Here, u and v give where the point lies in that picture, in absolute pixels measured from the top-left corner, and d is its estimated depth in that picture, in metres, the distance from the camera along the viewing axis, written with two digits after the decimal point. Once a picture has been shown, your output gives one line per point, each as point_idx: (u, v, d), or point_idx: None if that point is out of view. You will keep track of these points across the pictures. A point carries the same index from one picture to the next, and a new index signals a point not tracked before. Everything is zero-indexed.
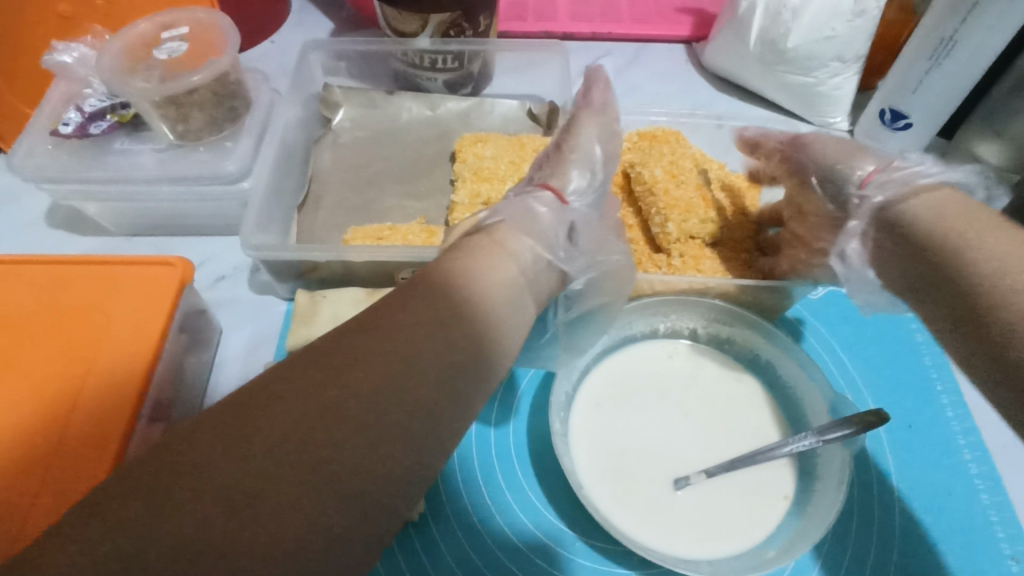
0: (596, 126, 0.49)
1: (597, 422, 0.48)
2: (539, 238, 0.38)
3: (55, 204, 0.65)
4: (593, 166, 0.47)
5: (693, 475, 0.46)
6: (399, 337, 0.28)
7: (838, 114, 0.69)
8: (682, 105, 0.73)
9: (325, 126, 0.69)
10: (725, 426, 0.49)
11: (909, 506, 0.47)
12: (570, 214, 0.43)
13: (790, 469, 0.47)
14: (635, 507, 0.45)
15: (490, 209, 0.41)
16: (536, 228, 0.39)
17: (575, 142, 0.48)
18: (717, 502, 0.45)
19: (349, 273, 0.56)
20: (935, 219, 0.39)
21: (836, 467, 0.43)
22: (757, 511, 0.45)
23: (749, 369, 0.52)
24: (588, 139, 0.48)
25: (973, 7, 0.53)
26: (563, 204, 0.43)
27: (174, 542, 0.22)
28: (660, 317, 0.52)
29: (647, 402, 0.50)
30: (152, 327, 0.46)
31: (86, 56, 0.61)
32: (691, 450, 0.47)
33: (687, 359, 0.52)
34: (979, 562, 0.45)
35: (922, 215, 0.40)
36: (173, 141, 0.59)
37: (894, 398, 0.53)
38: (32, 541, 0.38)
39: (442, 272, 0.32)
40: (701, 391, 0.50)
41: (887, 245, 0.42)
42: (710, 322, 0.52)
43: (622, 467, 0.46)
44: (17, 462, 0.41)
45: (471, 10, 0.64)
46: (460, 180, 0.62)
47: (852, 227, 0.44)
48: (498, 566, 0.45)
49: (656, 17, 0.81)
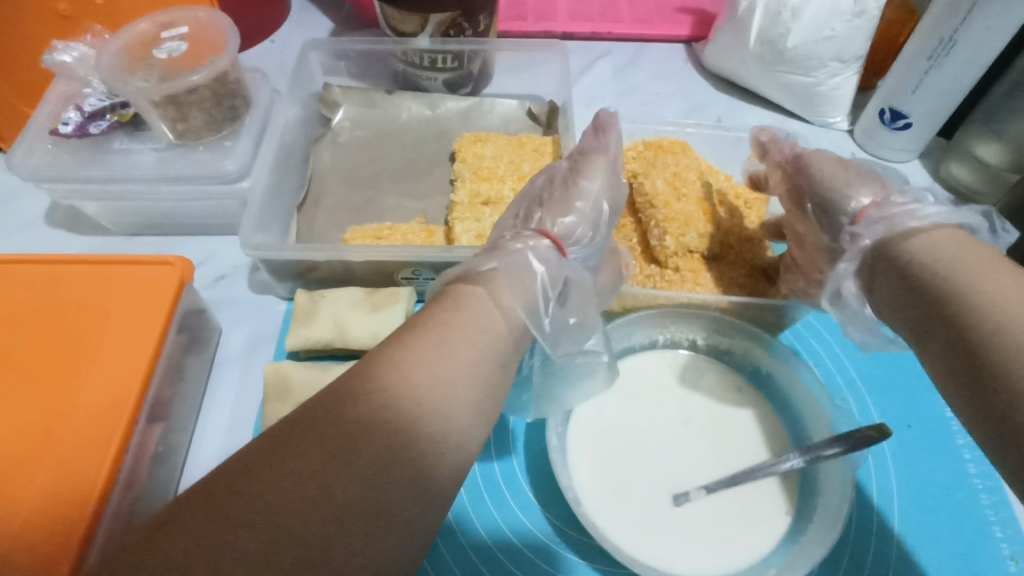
0: (606, 171, 0.48)
1: (595, 436, 0.48)
2: (530, 289, 0.38)
3: (55, 204, 0.65)
4: (597, 219, 0.46)
5: (693, 491, 0.46)
6: (393, 378, 0.30)
7: (837, 114, 0.69)
8: (682, 105, 0.73)
9: (324, 126, 0.69)
10: (725, 441, 0.49)
11: (908, 506, 0.48)
12: (568, 267, 0.42)
13: (791, 486, 0.46)
14: (634, 523, 0.44)
15: (487, 254, 0.40)
16: (530, 278, 0.39)
17: (581, 187, 0.47)
18: (717, 518, 0.45)
19: (349, 273, 0.56)
20: (939, 262, 0.37)
21: (838, 480, 0.43)
22: (756, 526, 0.45)
23: (749, 380, 0.52)
24: (597, 188, 0.47)
25: (973, 6, 0.53)
26: (561, 256, 0.42)
27: (181, 569, 0.23)
28: (660, 329, 0.52)
29: (644, 418, 0.49)
30: (152, 326, 0.46)
31: (86, 55, 0.61)
32: (690, 465, 0.47)
33: (686, 372, 0.52)
34: (978, 560, 0.45)
35: (931, 254, 0.37)
36: (173, 141, 0.59)
37: (895, 398, 0.53)
38: (31, 540, 0.38)
39: (426, 333, 0.32)
40: (699, 408, 0.50)
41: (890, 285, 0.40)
42: (710, 333, 0.52)
43: (621, 481, 0.46)
44: (17, 460, 0.41)
45: (470, 10, 0.64)
46: (459, 180, 0.62)
47: (841, 270, 0.42)
48: (497, 566, 0.45)
49: (655, 17, 0.81)
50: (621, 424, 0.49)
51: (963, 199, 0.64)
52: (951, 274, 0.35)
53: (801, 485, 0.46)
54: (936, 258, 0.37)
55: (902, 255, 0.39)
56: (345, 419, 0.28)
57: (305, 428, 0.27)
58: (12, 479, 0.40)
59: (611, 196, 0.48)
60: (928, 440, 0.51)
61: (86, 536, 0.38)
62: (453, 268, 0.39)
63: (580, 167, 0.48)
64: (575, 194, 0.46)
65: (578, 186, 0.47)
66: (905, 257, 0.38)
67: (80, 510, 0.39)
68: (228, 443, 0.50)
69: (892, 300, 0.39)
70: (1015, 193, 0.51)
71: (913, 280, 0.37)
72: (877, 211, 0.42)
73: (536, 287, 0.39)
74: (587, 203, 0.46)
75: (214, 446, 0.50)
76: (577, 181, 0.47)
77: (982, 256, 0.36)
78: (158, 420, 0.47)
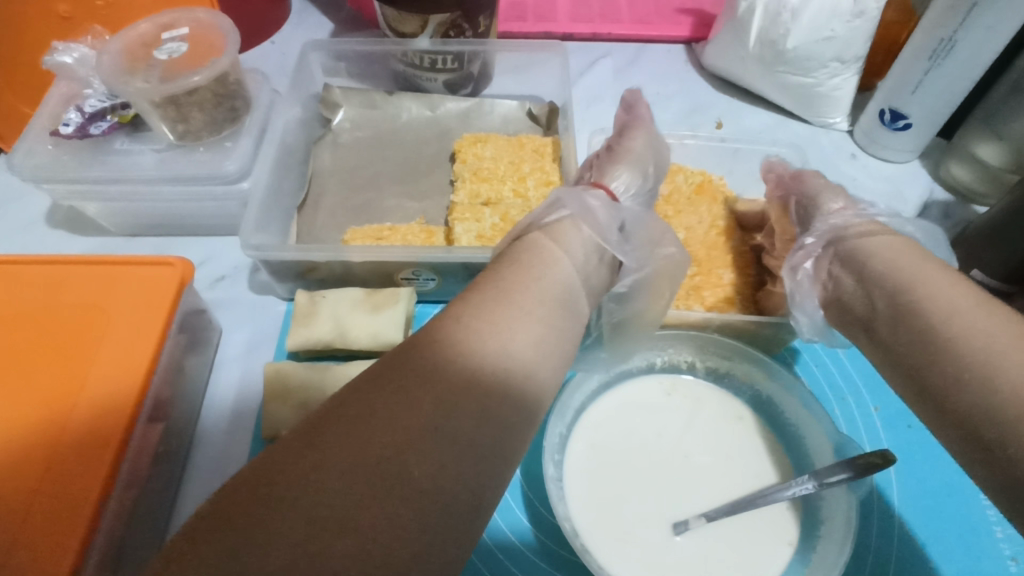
0: (645, 137, 0.52)
1: (592, 462, 0.48)
2: (591, 230, 0.42)
3: (56, 205, 0.65)
4: (644, 169, 0.50)
5: (693, 518, 0.45)
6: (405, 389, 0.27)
7: (838, 114, 0.69)
8: (682, 106, 0.74)
9: (325, 126, 0.70)
10: (725, 462, 0.48)
11: (908, 512, 0.47)
12: (623, 212, 0.46)
13: (793, 512, 0.46)
14: (634, 558, 0.44)
15: (549, 201, 0.43)
16: (590, 221, 0.42)
17: (628, 145, 0.51)
18: (717, 547, 0.45)
19: (349, 273, 0.57)
20: (890, 262, 0.41)
21: (841, 512, 0.43)
22: (757, 556, 0.45)
23: (750, 405, 0.51)
24: (640, 146, 0.51)
25: (972, 7, 0.53)
26: (615, 203, 0.46)
27: None
28: (659, 350, 0.52)
29: (641, 445, 0.49)
30: (151, 329, 0.46)
31: (86, 56, 0.61)
32: (691, 491, 0.47)
33: (685, 395, 0.51)
34: (978, 562, 0.45)
35: (886, 258, 0.42)
36: (173, 141, 0.59)
37: (895, 398, 0.53)
38: (32, 538, 0.38)
39: (509, 262, 0.37)
40: (699, 430, 0.50)
41: (846, 280, 0.44)
42: (710, 356, 0.52)
43: (622, 510, 0.46)
44: (19, 459, 0.41)
45: (471, 11, 0.63)
46: (460, 181, 0.62)
47: (808, 245, 0.47)
48: (498, 567, 0.45)
49: (655, 16, 0.81)
50: (618, 446, 0.48)
51: (963, 199, 0.64)
52: (895, 269, 0.41)
53: (803, 514, 0.46)
54: (888, 257, 0.42)
55: (849, 248, 0.44)
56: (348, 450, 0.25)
57: (302, 462, 0.25)
58: (15, 479, 0.40)
59: (654, 156, 0.52)
60: (928, 440, 0.51)
61: (87, 536, 0.38)
62: (517, 225, 0.43)
63: (622, 135, 0.53)
64: (620, 156, 0.50)
65: (623, 146, 0.51)
66: (858, 255, 0.43)
67: (81, 511, 0.39)
68: (228, 443, 0.50)
69: (850, 293, 0.43)
70: (1015, 194, 0.51)
71: (863, 273, 0.42)
72: (845, 215, 0.47)
73: (603, 221, 0.43)
74: (636, 158, 0.50)
75: (214, 448, 0.50)
76: (621, 143, 0.51)
77: (919, 255, 0.42)
78: (159, 419, 0.47)
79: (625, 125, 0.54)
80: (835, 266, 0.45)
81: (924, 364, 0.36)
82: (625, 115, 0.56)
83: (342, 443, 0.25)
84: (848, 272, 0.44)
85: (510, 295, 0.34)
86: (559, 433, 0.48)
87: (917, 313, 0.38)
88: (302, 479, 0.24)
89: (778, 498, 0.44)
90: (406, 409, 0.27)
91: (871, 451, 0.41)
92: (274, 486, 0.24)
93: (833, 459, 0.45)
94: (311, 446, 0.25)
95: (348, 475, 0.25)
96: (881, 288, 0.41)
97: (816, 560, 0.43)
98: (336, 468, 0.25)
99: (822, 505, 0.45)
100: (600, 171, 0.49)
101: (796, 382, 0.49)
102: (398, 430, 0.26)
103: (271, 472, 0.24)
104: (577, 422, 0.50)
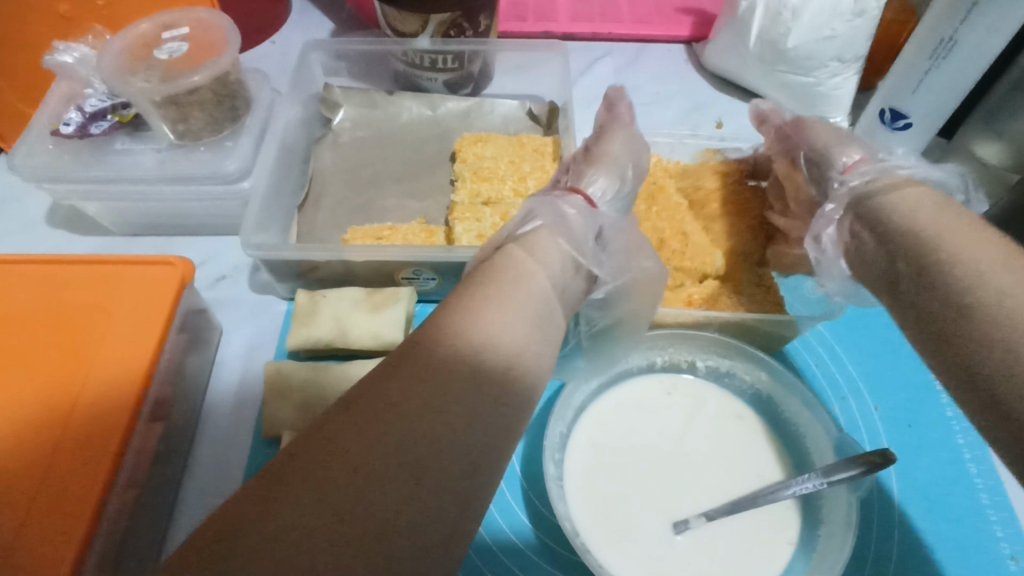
0: (622, 138, 0.51)
1: (593, 461, 0.48)
2: (566, 242, 0.40)
3: (56, 204, 0.65)
4: (622, 173, 0.48)
5: (693, 518, 0.45)
6: (405, 390, 0.27)
7: (838, 114, 0.69)
8: (682, 106, 0.74)
9: (325, 126, 0.70)
10: (726, 461, 0.48)
11: (908, 512, 0.47)
12: (600, 218, 0.44)
13: (794, 512, 0.46)
14: (634, 557, 0.44)
15: (522, 214, 0.42)
16: (565, 231, 0.40)
17: (606, 148, 0.49)
18: (717, 547, 0.45)
19: (349, 273, 0.57)
20: (910, 211, 0.39)
21: (841, 511, 0.43)
22: (758, 555, 0.45)
23: (750, 404, 0.51)
24: (619, 150, 0.49)
25: (973, 6, 0.53)
26: (593, 209, 0.44)
27: None
28: (659, 350, 0.52)
29: (642, 445, 0.49)
30: (150, 329, 0.46)
31: (87, 56, 0.61)
32: (692, 490, 0.47)
33: (685, 394, 0.51)
34: (977, 561, 0.45)
35: (904, 208, 0.39)
36: (173, 141, 0.59)
37: (895, 397, 0.53)
38: (32, 538, 0.38)
39: (499, 266, 0.35)
40: (700, 430, 0.50)
41: (867, 241, 0.41)
42: (710, 355, 0.52)
43: (622, 510, 0.46)
44: (18, 459, 0.41)
45: (471, 10, 0.64)
46: (460, 180, 0.62)
47: (830, 211, 0.45)
48: (498, 566, 0.45)
49: (655, 17, 0.81)
50: (618, 446, 0.48)
51: None
52: (913, 221, 0.38)
53: (803, 513, 0.46)
54: (905, 208, 0.39)
55: (871, 206, 0.42)
56: (347, 449, 0.25)
57: (301, 461, 0.25)
58: (15, 479, 0.40)
59: (633, 157, 0.50)
60: (928, 439, 0.51)
61: (87, 536, 0.39)
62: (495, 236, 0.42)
63: (599, 138, 0.51)
64: (595, 161, 0.48)
65: (600, 149, 0.49)
66: (876, 207, 0.41)
67: (81, 509, 0.39)
68: (228, 443, 0.50)
69: (870, 253, 0.41)
70: (1015, 193, 0.51)
71: (882, 229, 0.40)
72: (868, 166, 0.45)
73: (579, 229, 0.41)
74: (612, 162, 0.48)
75: (215, 448, 0.50)
76: (598, 146, 0.49)
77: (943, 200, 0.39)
78: (159, 418, 0.47)
79: (605, 125, 0.52)
80: (856, 223, 0.43)
81: (943, 309, 0.33)
82: (604, 115, 0.54)
83: (340, 442, 0.25)
84: (866, 227, 0.41)
85: (497, 302, 0.32)
86: (559, 433, 0.48)
87: (934, 265, 0.35)
88: (301, 479, 0.24)
89: (779, 497, 0.43)
90: (407, 410, 0.27)
91: (871, 450, 0.41)
92: (274, 486, 0.24)
93: (833, 458, 0.45)
94: (311, 448, 0.25)
95: (348, 475, 0.25)
96: (903, 241, 0.38)
97: (816, 559, 0.43)
98: (330, 467, 0.25)
99: (823, 504, 0.45)
100: (576, 176, 0.48)
101: (797, 381, 0.49)
102: (397, 431, 0.26)
103: (270, 472, 0.24)
104: (577, 421, 0.50)
